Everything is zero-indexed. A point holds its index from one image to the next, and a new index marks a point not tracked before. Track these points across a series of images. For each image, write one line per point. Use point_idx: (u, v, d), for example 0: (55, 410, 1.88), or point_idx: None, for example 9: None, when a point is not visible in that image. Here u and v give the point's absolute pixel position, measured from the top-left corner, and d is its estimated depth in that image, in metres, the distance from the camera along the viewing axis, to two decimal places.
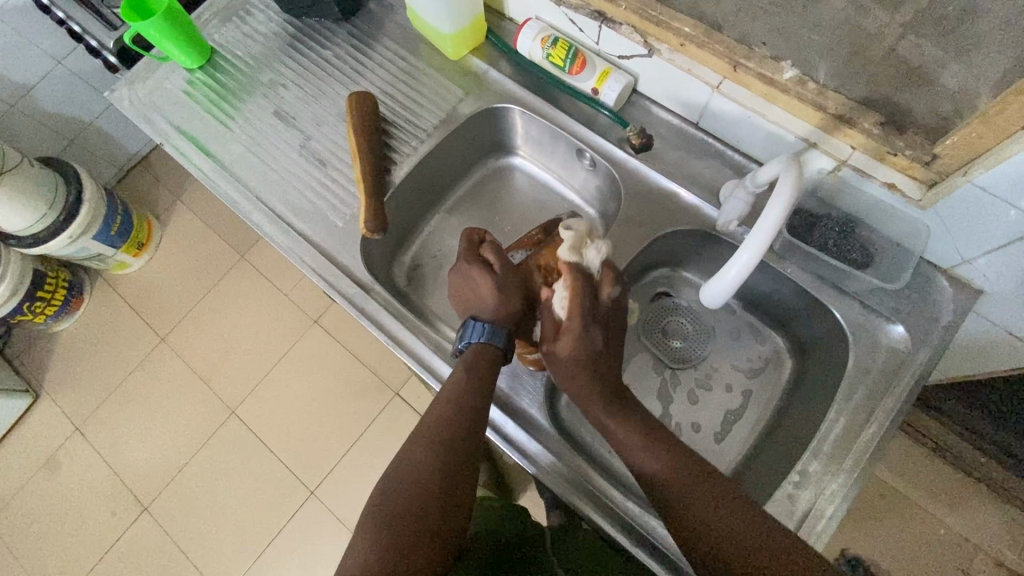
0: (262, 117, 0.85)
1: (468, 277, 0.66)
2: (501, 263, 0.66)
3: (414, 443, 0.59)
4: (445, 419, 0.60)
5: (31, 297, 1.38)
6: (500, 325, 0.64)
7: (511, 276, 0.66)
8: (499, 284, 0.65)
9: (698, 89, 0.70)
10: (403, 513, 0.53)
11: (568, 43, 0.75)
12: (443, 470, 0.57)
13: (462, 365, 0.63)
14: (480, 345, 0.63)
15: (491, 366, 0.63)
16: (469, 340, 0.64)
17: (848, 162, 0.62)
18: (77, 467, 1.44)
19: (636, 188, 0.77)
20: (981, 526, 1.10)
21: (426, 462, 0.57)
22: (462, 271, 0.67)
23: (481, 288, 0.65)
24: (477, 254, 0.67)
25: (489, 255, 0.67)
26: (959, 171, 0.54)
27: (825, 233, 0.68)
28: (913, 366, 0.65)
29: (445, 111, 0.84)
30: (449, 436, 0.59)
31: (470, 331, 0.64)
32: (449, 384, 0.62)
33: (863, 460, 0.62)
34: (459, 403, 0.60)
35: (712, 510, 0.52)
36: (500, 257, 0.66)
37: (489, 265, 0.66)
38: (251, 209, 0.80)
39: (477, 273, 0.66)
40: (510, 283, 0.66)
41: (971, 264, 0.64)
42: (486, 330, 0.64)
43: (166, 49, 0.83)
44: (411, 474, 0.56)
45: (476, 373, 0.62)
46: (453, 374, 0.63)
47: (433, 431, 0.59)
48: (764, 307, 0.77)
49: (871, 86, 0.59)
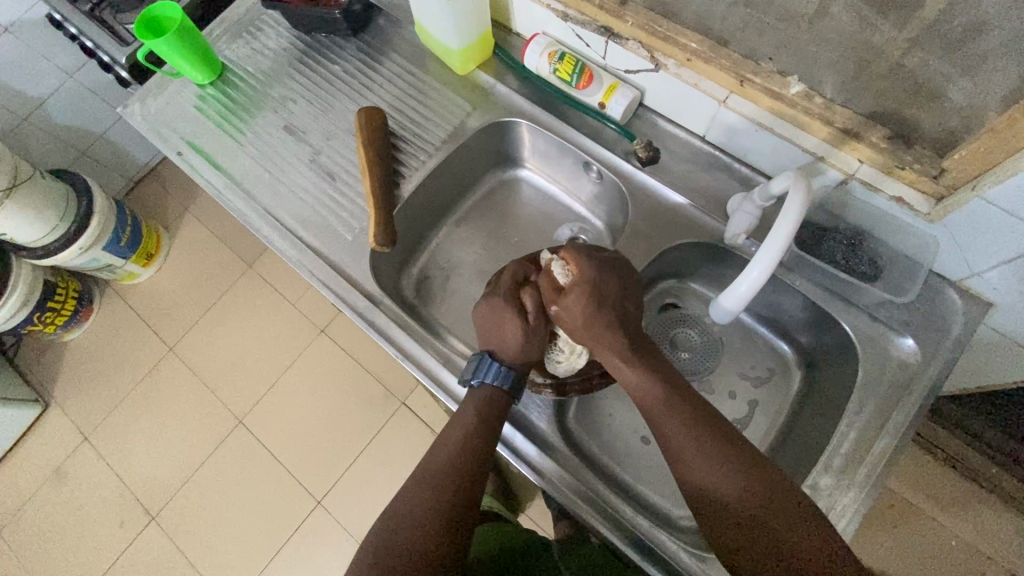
0: (272, 131, 0.86)
1: (496, 316, 0.63)
2: (535, 312, 0.63)
3: (419, 477, 0.59)
4: (451, 456, 0.60)
5: (41, 307, 1.40)
6: (511, 367, 0.63)
7: (540, 325, 0.63)
8: (528, 333, 0.62)
9: (704, 103, 0.70)
10: (407, 553, 0.54)
11: (575, 58, 0.76)
12: (443, 509, 0.57)
13: (474, 401, 0.63)
14: (490, 386, 0.63)
15: (498, 407, 0.62)
16: (482, 378, 0.63)
17: (856, 175, 0.62)
18: (84, 476, 1.45)
19: (643, 200, 0.77)
20: (995, 538, 1.09)
21: (429, 496, 0.57)
22: (490, 307, 0.64)
23: (508, 332, 0.62)
24: (515, 293, 0.64)
25: (526, 300, 0.63)
26: (968, 185, 0.54)
27: (833, 246, 0.68)
28: (924, 379, 0.65)
29: (453, 126, 0.84)
30: (451, 465, 0.59)
31: (485, 369, 0.63)
32: (460, 420, 0.62)
33: (875, 475, 0.62)
34: (463, 439, 0.60)
35: (769, 530, 0.52)
36: (535, 304, 0.63)
37: (524, 312, 0.63)
38: (261, 223, 0.81)
39: (507, 316, 0.62)
40: (538, 335, 0.63)
41: (981, 277, 0.63)
42: (497, 372, 0.63)
43: (178, 65, 0.85)
44: (415, 508, 0.57)
45: (486, 410, 0.62)
46: (464, 410, 0.62)
47: (436, 463, 0.60)
48: (773, 319, 0.77)
49: (878, 100, 0.59)
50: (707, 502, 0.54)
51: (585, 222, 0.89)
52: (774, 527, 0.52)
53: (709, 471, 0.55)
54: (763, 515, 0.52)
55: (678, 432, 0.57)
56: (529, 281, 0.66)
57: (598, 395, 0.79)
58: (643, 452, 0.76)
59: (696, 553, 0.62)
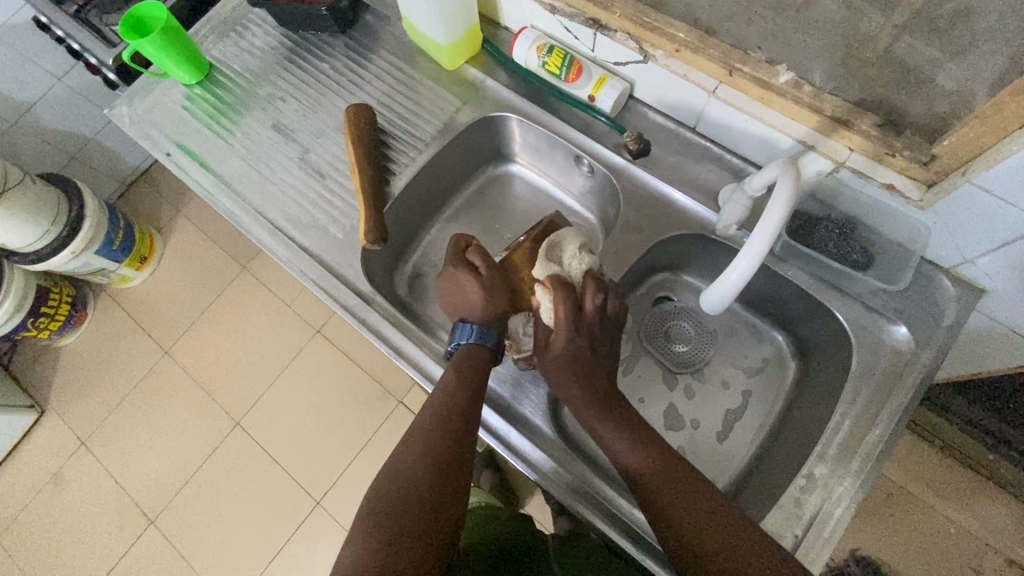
0: (260, 130, 0.86)
1: (453, 280, 0.67)
2: (486, 262, 0.66)
3: (407, 447, 0.59)
4: (437, 418, 0.60)
5: (35, 312, 1.39)
6: (481, 321, 0.64)
7: (496, 274, 0.66)
8: (485, 282, 0.65)
9: (694, 94, 0.70)
10: (403, 511, 0.53)
11: (563, 51, 0.75)
12: (438, 468, 0.56)
13: (453, 366, 0.63)
14: (469, 344, 0.64)
15: (479, 367, 0.63)
16: (460, 340, 0.64)
17: (846, 164, 0.62)
18: (82, 481, 1.44)
19: (635, 193, 0.77)
20: (992, 524, 1.10)
21: (423, 457, 0.57)
22: (447, 276, 0.68)
23: (464, 285, 0.66)
24: (462, 258, 0.67)
25: (474, 258, 0.66)
26: (958, 171, 0.54)
27: (824, 235, 0.68)
28: (917, 366, 0.64)
29: (442, 121, 0.84)
30: (443, 426, 0.59)
31: (459, 331, 0.64)
32: (441, 383, 0.62)
33: (870, 463, 0.61)
34: (454, 397, 0.60)
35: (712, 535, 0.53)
36: (483, 257, 0.66)
37: (474, 268, 0.66)
38: (251, 222, 0.80)
39: (463, 275, 0.66)
40: (496, 280, 0.66)
41: (972, 263, 0.63)
42: (473, 330, 0.64)
43: (164, 66, 0.84)
44: (407, 470, 0.56)
45: (470, 367, 0.62)
46: (446, 375, 0.63)
47: (428, 425, 0.59)
48: (765, 309, 0.77)
49: (868, 88, 0.59)
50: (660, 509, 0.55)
51: (576, 216, 0.89)
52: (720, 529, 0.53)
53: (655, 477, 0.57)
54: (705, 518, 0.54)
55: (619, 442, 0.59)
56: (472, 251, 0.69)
57: None
58: None
59: None
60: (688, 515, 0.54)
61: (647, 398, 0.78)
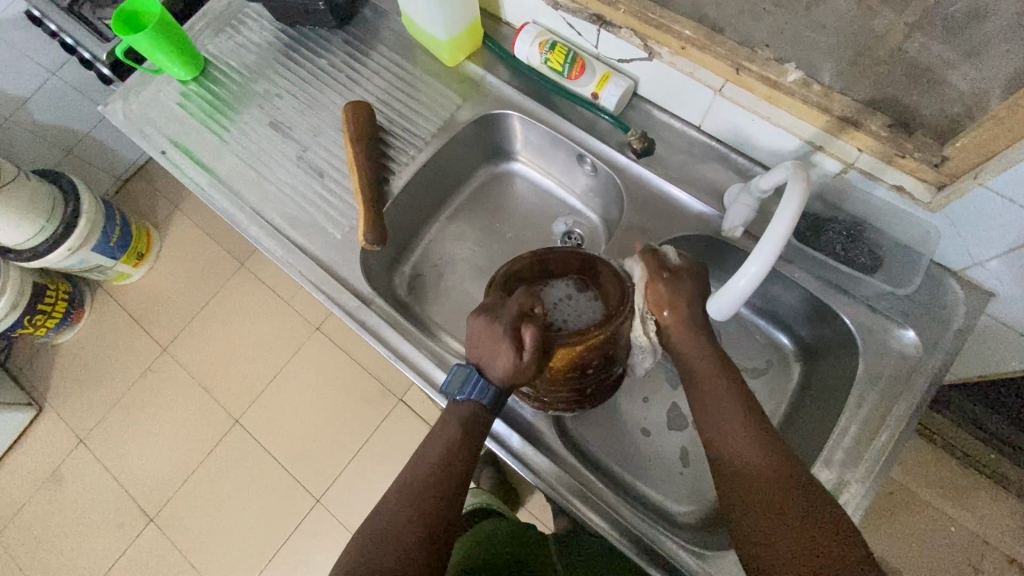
0: (257, 128, 0.84)
1: (492, 337, 0.57)
2: (533, 352, 0.55)
3: (400, 497, 0.58)
4: (432, 473, 0.58)
5: (31, 310, 1.38)
6: (494, 385, 0.59)
7: (534, 365, 0.56)
8: (517, 369, 0.56)
9: (700, 93, 0.68)
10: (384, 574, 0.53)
11: (566, 47, 0.74)
12: (424, 532, 0.55)
13: (456, 419, 0.61)
14: (471, 403, 0.60)
15: (480, 424, 0.60)
16: (466, 395, 0.60)
17: (855, 165, 0.61)
18: (81, 479, 1.44)
19: (640, 193, 0.75)
20: (993, 523, 1.09)
21: (411, 516, 0.56)
22: (486, 325, 0.57)
23: (500, 357, 0.56)
24: (514, 325, 0.56)
25: (525, 337, 0.55)
26: (970, 174, 0.53)
27: (831, 237, 0.67)
28: (926, 370, 0.63)
29: (442, 119, 0.82)
30: (435, 485, 0.58)
31: (470, 386, 0.60)
32: (437, 437, 0.60)
33: (876, 470, 0.61)
34: (450, 457, 0.59)
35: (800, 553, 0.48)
36: (534, 344, 0.55)
37: (520, 345, 0.55)
38: (248, 222, 0.79)
39: (503, 348, 0.56)
40: (528, 371, 0.56)
41: (982, 266, 0.62)
42: (481, 387, 0.60)
43: (159, 62, 0.82)
44: (394, 527, 0.56)
45: (470, 427, 0.60)
46: (446, 427, 0.61)
47: (420, 481, 0.58)
48: (770, 311, 0.76)
49: (879, 86, 0.57)
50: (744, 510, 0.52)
51: (578, 215, 0.88)
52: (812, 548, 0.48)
53: (760, 474, 0.53)
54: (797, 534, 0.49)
55: (729, 426, 0.56)
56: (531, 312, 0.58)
57: None
58: (642, 445, 0.75)
59: (696, 552, 0.61)
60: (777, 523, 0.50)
61: (651, 397, 0.77)
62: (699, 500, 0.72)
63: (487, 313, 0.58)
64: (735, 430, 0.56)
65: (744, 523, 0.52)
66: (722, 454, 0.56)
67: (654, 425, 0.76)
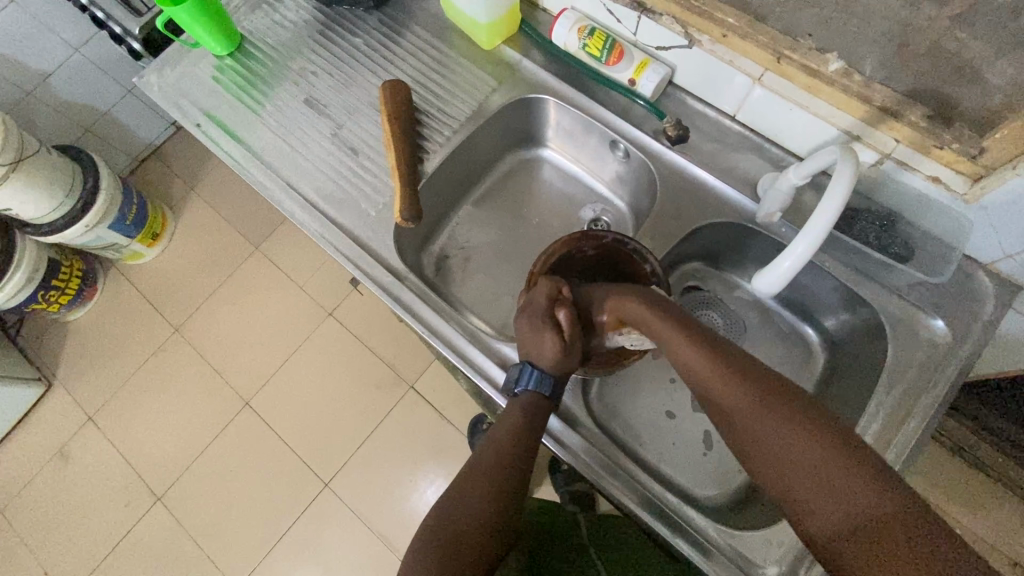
0: (292, 104, 0.85)
1: (535, 329, 0.62)
2: (572, 328, 0.61)
3: (469, 472, 0.59)
4: (501, 459, 0.59)
5: (45, 286, 1.38)
6: (549, 373, 0.62)
7: (577, 342, 0.62)
8: (565, 349, 0.61)
9: (738, 81, 0.69)
10: (461, 539, 0.54)
11: (605, 33, 0.75)
12: (497, 503, 0.56)
13: (517, 407, 0.62)
14: (530, 394, 0.62)
15: (540, 415, 0.62)
16: (522, 386, 0.63)
17: (891, 155, 0.62)
18: (89, 457, 1.44)
19: (672, 179, 0.76)
20: (997, 527, 1.11)
21: (483, 489, 0.57)
22: (528, 321, 0.63)
23: (546, 346, 0.61)
24: (547, 311, 0.62)
25: (560, 316, 0.61)
26: (1008, 164, 0.54)
27: (865, 227, 0.67)
28: (954, 360, 0.64)
29: (476, 102, 0.83)
30: (505, 459, 0.59)
31: (524, 376, 0.63)
32: (504, 424, 0.61)
33: (903, 455, 0.62)
34: (517, 434, 0.60)
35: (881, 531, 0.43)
36: (571, 321, 0.61)
37: (560, 328, 0.61)
38: (283, 196, 0.79)
39: (547, 334, 0.60)
40: (575, 348, 0.62)
41: (1013, 259, 0.63)
42: (537, 378, 0.62)
43: (197, 35, 0.83)
44: (467, 499, 0.57)
45: (532, 414, 0.61)
46: (509, 413, 0.62)
47: (490, 456, 0.59)
48: (797, 302, 0.77)
49: (920, 78, 0.58)
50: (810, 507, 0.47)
51: (606, 202, 0.89)
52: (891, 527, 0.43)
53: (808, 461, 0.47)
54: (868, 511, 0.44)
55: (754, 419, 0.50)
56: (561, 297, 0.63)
57: (622, 376, 0.78)
58: (668, 428, 0.76)
59: (725, 529, 0.62)
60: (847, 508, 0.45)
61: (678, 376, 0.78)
62: (723, 485, 0.73)
63: (524, 314, 0.64)
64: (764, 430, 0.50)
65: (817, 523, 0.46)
66: (764, 467, 0.50)
67: (680, 411, 0.77)
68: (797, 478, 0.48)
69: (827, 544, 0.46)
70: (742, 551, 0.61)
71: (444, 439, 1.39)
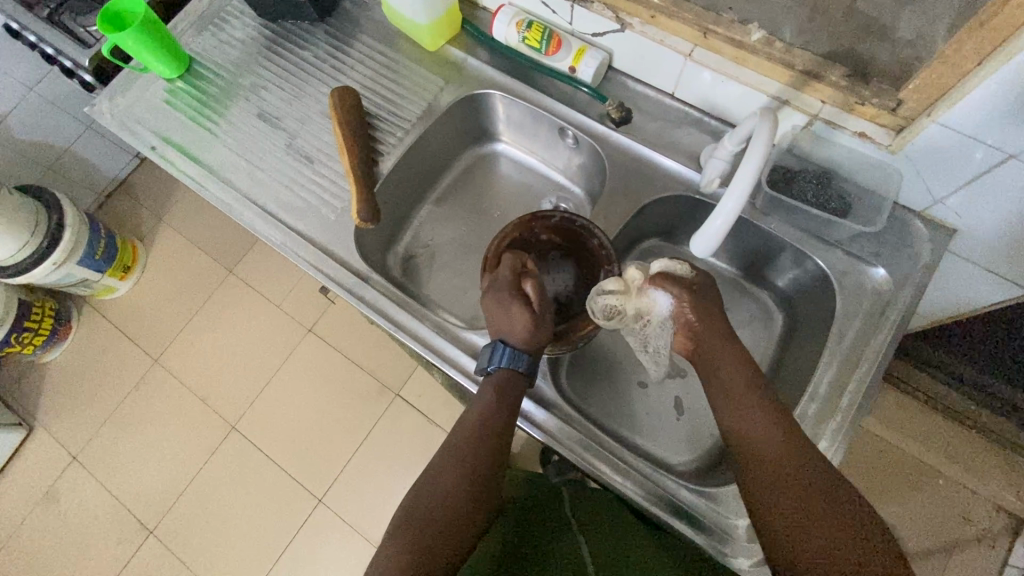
0: (246, 120, 0.86)
1: (502, 305, 0.64)
2: (540, 300, 0.64)
3: (443, 456, 0.60)
4: (475, 441, 0.60)
5: (17, 328, 1.37)
6: (523, 349, 0.63)
7: (545, 313, 0.65)
8: (534, 320, 0.63)
9: (672, 61, 0.72)
10: (438, 521, 0.55)
11: (542, 25, 0.77)
12: (472, 484, 0.58)
13: (491, 387, 0.63)
14: (505, 370, 0.62)
15: (513, 392, 0.62)
16: (497, 364, 0.63)
17: (819, 116, 0.65)
18: (76, 498, 1.42)
19: (621, 160, 0.79)
20: (975, 472, 1.14)
21: (459, 471, 0.58)
22: (495, 298, 0.65)
23: (515, 320, 0.63)
24: (514, 285, 0.65)
25: (528, 288, 0.65)
26: (924, 113, 0.57)
27: (803, 185, 0.70)
28: (898, 304, 0.67)
29: (426, 102, 0.85)
30: (478, 441, 0.60)
31: (498, 354, 0.63)
32: (477, 406, 0.61)
33: (860, 400, 0.64)
34: (489, 415, 0.60)
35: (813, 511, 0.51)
36: (538, 292, 0.65)
37: (527, 300, 0.64)
38: (242, 209, 0.81)
39: (515, 306, 0.63)
40: (544, 320, 0.64)
41: (943, 204, 0.66)
42: (511, 354, 0.63)
43: (144, 60, 0.84)
44: (444, 483, 0.58)
45: (505, 394, 0.62)
46: (481, 395, 0.63)
47: (464, 439, 0.60)
48: (751, 267, 0.79)
49: (836, 39, 0.62)
50: (761, 480, 0.55)
51: (563, 189, 0.91)
52: (825, 512, 0.51)
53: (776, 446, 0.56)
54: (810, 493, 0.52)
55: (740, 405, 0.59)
56: (527, 271, 0.67)
57: (590, 355, 0.80)
58: (639, 400, 0.78)
59: (699, 490, 0.65)
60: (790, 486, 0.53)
61: None
62: (696, 449, 0.75)
63: (488, 290, 0.66)
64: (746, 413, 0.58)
65: (765, 491, 0.54)
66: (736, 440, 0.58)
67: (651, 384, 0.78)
68: (772, 469, 0.54)
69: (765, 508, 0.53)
70: (716, 509, 0.64)
71: (435, 443, 1.39)
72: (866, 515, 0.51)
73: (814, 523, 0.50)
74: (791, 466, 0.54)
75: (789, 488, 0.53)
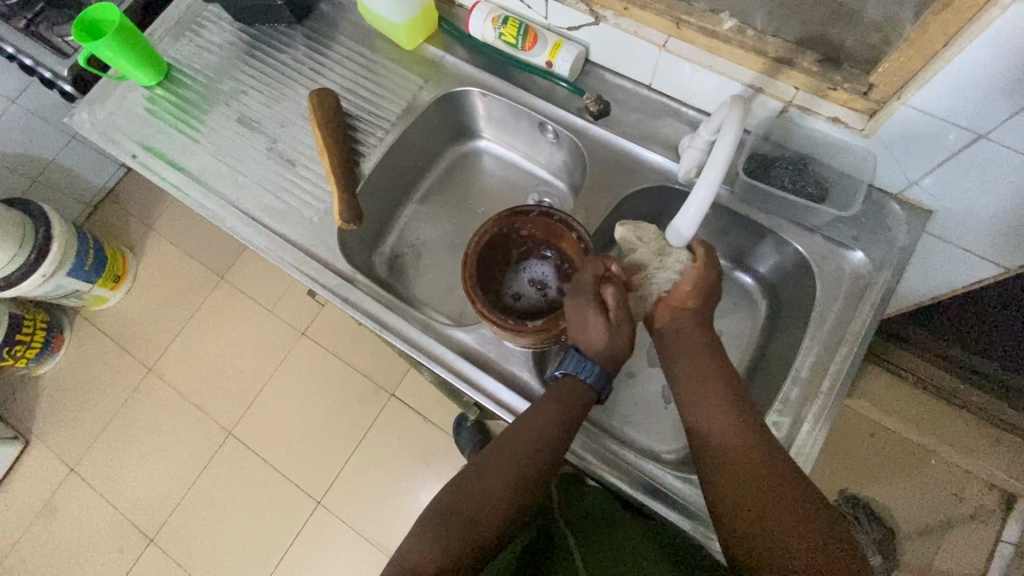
0: (226, 125, 0.86)
1: (580, 310, 0.62)
2: (620, 308, 0.61)
3: (490, 461, 0.61)
4: (525, 457, 0.60)
5: (9, 342, 1.37)
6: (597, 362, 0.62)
7: (624, 322, 0.62)
8: (611, 328, 0.61)
9: (647, 52, 0.73)
10: (471, 528, 0.57)
11: (518, 21, 0.78)
12: (511, 499, 0.59)
13: (555, 394, 0.63)
14: (574, 378, 0.63)
15: (579, 401, 0.62)
16: (567, 371, 0.64)
17: (793, 102, 0.66)
18: (75, 509, 1.42)
19: (601, 152, 0.79)
20: (965, 451, 1.16)
21: (502, 481, 0.59)
22: (574, 302, 0.63)
23: (591, 328, 0.61)
24: (596, 291, 0.62)
25: (606, 295, 0.62)
26: (895, 96, 0.58)
27: (781, 171, 0.70)
28: (878, 286, 0.68)
29: (406, 101, 0.85)
30: (529, 457, 0.60)
31: (570, 362, 0.64)
32: (538, 417, 0.61)
33: (842, 382, 0.65)
34: (545, 433, 0.60)
35: (766, 502, 0.53)
36: (616, 300, 0.61)
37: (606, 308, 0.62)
38: (225, 214, 0.81)
39: (591, 315, 0.61)
40: (621, 327, 0.62)
41: (918, 185, 0.67)
42: (586, 365, 0.63)
43: (122, 68, 0.84)
44: (483, 488, 0.59)
45: (569, 405, 0.62)
46: (543, 403, 0.62)
47: (515, 448, 0.61)
48: (733, 254, 0.80)
49: (806, 25, 0.62)
50: (719, 472, 0.57)
51: (546, 184, 0.91)
52: (777, 503, 0.53)
53: (734, 440, 0.58)
54: (764, 486, 0.54)
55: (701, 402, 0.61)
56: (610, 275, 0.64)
57: None
58: (626, 391, 0.78)
59: (687, 478, 0.66)
60: (745, 480, 0.55)
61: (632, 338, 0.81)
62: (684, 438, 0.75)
63: (571, 290, 0.64)
64: (707, 408, 0.60)
65: (722, 482, 0.56)
66: (698, 433, 0.60)
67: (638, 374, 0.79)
68: (729, 463, 0.57)
69: (720, 498, 0.56)
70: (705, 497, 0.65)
71: (432, 441, 1.40)
72: (816, 509, 0.53)
73: (764, 515, 0.52)
74: (747, 458, 0.56)
75: (745, 480, 0.55)
